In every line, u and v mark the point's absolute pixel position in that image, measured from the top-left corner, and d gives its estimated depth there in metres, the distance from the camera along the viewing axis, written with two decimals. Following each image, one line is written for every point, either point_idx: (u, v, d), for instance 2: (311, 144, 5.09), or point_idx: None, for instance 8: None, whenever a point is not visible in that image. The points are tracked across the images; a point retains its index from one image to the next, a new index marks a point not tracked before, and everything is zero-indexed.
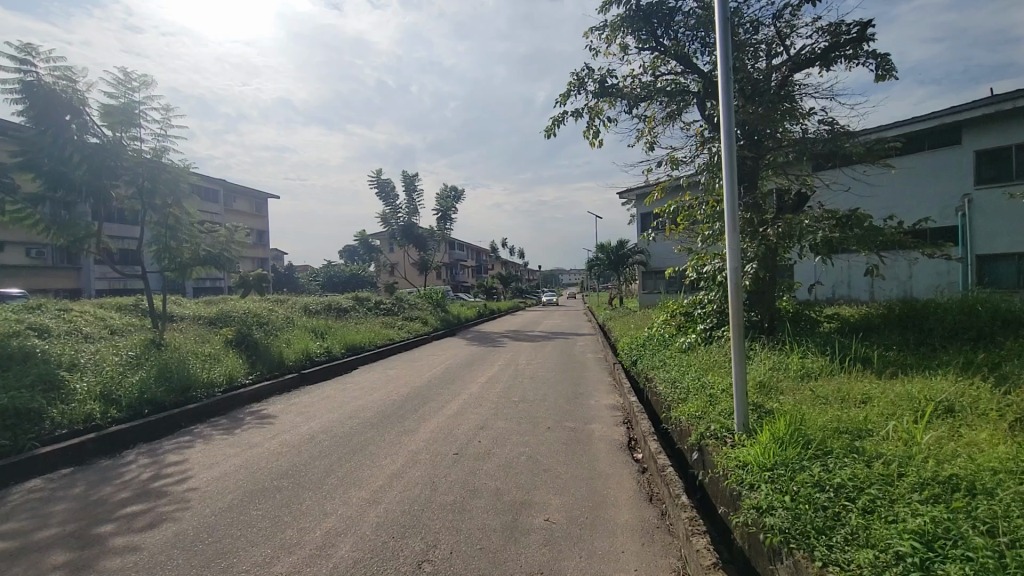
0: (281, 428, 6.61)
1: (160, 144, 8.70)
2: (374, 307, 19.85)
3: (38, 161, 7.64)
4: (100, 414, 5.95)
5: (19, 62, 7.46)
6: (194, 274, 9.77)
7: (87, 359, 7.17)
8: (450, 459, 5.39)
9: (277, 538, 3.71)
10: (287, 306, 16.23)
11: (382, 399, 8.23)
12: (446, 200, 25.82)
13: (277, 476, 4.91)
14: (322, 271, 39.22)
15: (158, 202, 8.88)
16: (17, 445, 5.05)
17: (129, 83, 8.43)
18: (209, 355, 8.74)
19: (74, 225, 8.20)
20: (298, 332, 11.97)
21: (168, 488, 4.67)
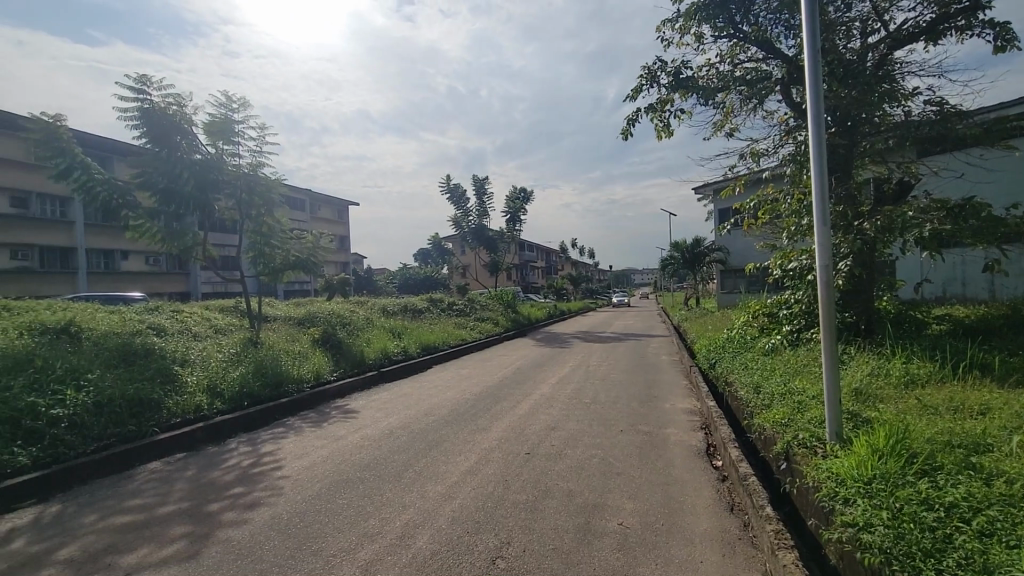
0: (363, 422, 6.98)
1: (256, 159, 9.50)
2: (447, 308, 20.44)
3: (154, 179, 8.59)
4: (207, 405, 6.60)
5: (137, 92, 8.41)
6: (286, 278, 10.56)
7: (196, 356, 7.97)
8: (522, 459, 5.43)
9: (361, 527, 3.92)
10: (367, 308, 17.09)
11: (455, 397, 8.46)
12: (515, 201, 26.06)
13: (360, 468, 5.19)
14: (398, 274, 40.96)
15: (255, 212, 9.71)
16: (141, 430, 5.72)
17: (228, 104, 9.27)
18: (298, 353, 9.41)
19: (184, 235, 9.22)
20: (377, 332, 12.58)
21: (265, 475, 5.08)
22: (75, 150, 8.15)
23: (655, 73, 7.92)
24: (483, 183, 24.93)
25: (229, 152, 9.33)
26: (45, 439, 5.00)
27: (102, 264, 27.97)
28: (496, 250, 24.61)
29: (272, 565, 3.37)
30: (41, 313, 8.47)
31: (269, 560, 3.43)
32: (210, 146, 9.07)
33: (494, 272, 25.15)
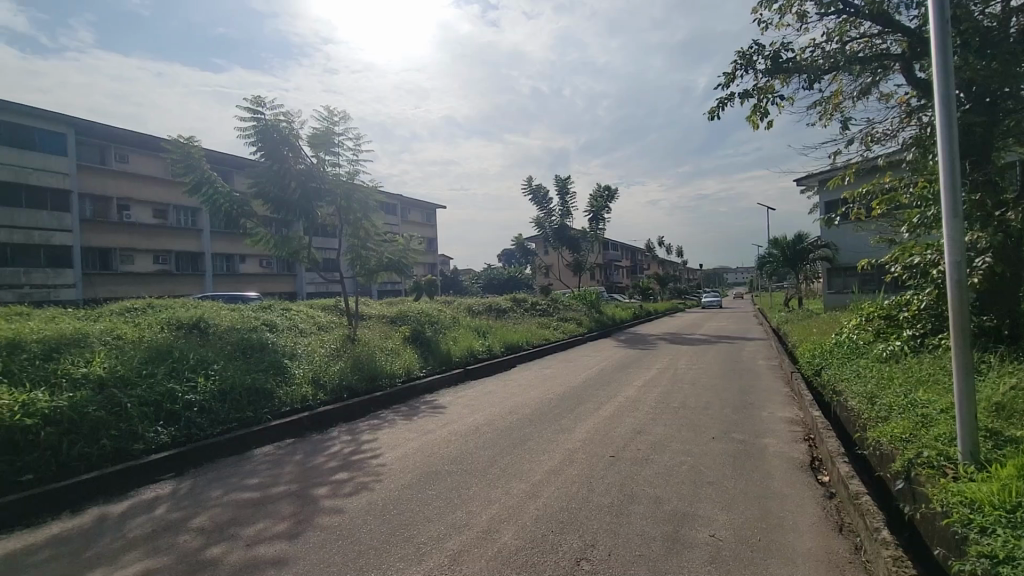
0: (450, 418, 7.23)
1: (354, 167, 10.16)
2: (530, 308, 20.59)
3: (267, 189, 9.48)
4: (311, 396, 7.18)
5: (254, 111, 9.32)
6: (379, 279, 11.20)
7: (303, 350, 8.70)
8: (607, 462, 5.33)
9: (449, 517, 4.07)
10: (453, 307, 17.67)
11: (539, 397, 8.50)
12: (599, 199, 25.66)
13: (448, 461, 5.39)
14: (483, 274, 41.93)
15: (353, 217, 10.40)
16: (257, 417, 6.35)
17: (329, 118, 9.99)
18: (391, 349, 9.95)
19: (290, 240, 10.03)
20: (463, 331, 12.96)
21: (363, 463, 5.43)
22: (203, 166, 9.23)
23: (750, 58, 7.42)
24: (565, 183, 24.83)
25: (330, 162, 10.06)
26: (181, 421, 5.70)
27: (225, 267, 31.40)
28: (579, 250, 24.40)
29: (369, 548, 3.60)
30: (178, 310, 9.68)
31: (366, 543, 3.66)
32: (314, 158, 9.84)
33: (577, 272, 24.95)
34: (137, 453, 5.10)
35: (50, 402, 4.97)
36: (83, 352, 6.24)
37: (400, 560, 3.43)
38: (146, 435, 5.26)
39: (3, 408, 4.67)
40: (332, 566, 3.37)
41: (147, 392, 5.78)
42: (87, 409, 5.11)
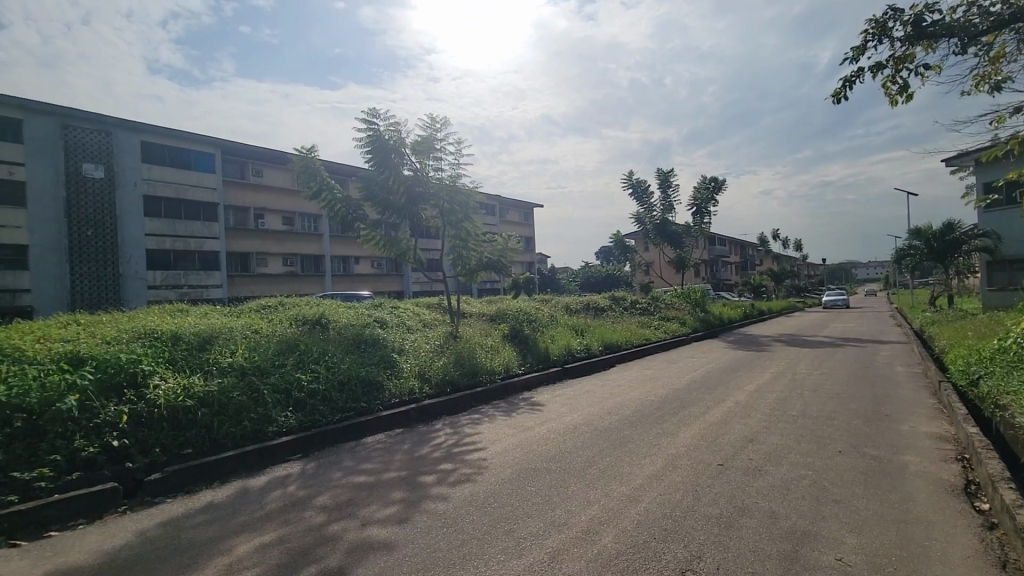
0: (549, 416, 7.25)
1: (455, 171, 10.55)
2: (630, 306, 20.01)
3: (378, 195, 10.17)
4: (418, 389, 7.60)
5: (368, 122, 10.03)
6: (479, 278, 11.54)
7: (410, 346, 9.22)
8: (714, 470, 5.02)
9: (548, 515, 4.08)
10: (551, 306, 17.69)
11: (640, 398, 8.23)
12: (705, 192, 24.26)
13: (547, 459, 5.41)
14: (581, 273, 41.46)
15: (455, 219, 10.82)
16: (370, 407, 6.85)
17: (433, 125, 10.48)
18: (491, 346, 10.20)
19: (398, 241, 10.68)
20: (561, 329, 12.93)
21: (465, 455, 5.62)
22: (323, 175, 10.11)
23: (886, 24, 6.55)
24: (667, 176, 23.79)
25: (434, 168, 10.53)
26: (306, 407, 6.31)
27: (342, 268, 34.25)
28: (682, 246, 23.26)
29: (471, 537, 3.71)
30: (303, 308, 10.72)
31: (468, 533, 3.78)
32: (419, 164, 10.37)
33: (681, 269, 23.80)
34: (270, 434, 5.73)
35: (204, 386, 5.75)
36: (228, 344, 7.13)
37: (501, 553, 3.50)
38: (278, 419, 5.90)
39: (169, 390, 5.48)
40: (438, 551, 3.52)
41: (278, 380, 6.47)
42: (231, 393, 5.84)
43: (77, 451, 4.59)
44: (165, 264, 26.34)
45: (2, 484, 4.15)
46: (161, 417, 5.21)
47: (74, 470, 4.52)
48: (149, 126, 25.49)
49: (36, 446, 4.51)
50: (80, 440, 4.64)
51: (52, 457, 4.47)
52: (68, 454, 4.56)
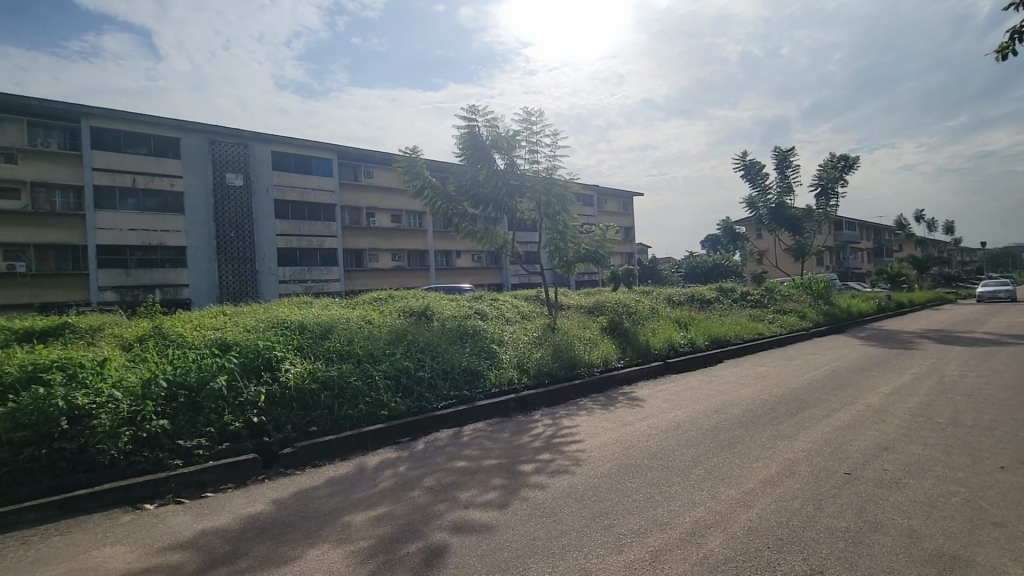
0: (651, 411, 7.02)
1: (552, 162, 10.53)
2: (740, 298, 18.70)
3: (477, 190, 10.46)
4: (517, 380, 7.75)
5: (466, 120, 10.32)
6: (578, 270, 11.43)
7: (509, 337, 9.41)
8: (840, 479, 4.54)
9: (650, 513, 3.95)
10: (652, 298, 17.08)
11: (751, 396, 7.68)
12: (830, 170, 21.88)
13: (649, 455, 5.24)
14: (685, 262, 39.49)
15: (552, 211, 10.83)
16: (472, 395, 7.11)
17: (529, 118, 10.52)
18: (589, 339, 10.09)
19: (495, 235, 10.91)
20: (663, 322, 12.44)
21: (564, 446, 5.63)
22: (425, 174, 10.58)
23: None
24: (786, 155, 21.76)
25: (529, 160, 10.59)
26: (414, 394, 6.71)
27: (445, 261, 35.88)
28: (801, 232, 21.24)
29: (570, 529, 3.71)
30: (410, 300, 11.37)
31: (567, 525, 3.78)
32: (513, 157, 10.49)
33: (799, 257, 21.79)
34: (382, 417, 6.17)
35: (326, 371, 6.33)
36: (346, 333, 7.79)
37: (600, 547, 3.46)
38: (390, 403, 6.33)
39: (297, 374, 6.11)
40: (537, 540, 3.57)
41: (389, 367, 6.94)
42: (349, 378, 6.37)
43: (227, 424, 5.29)
44: (293, 260, 29.20)
45: (171, 449, 4.90)
46: (291, 398, 5.83)
47: (224, 441, 5.21)
48: (279, 137, 28.74)
49: (195, 418, 5.26)
50: (228, 415, 5.34)
51: (207, 429, 5.18)
52: (219, 426, 5.27)
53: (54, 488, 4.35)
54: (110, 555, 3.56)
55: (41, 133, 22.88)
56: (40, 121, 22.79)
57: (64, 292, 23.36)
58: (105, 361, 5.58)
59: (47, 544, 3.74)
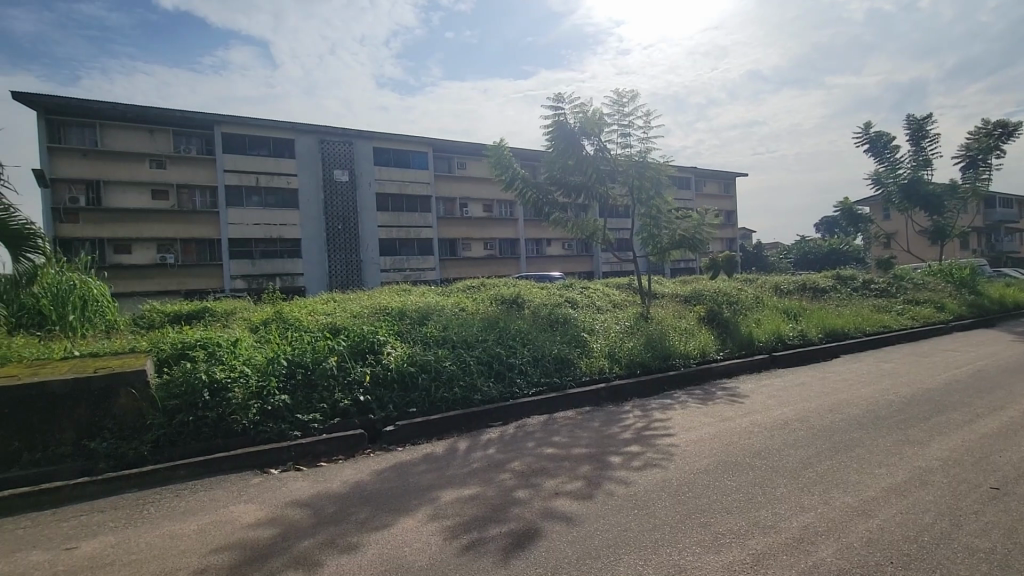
0: (753, 407, 6.58)
1: (646, 144, 10.12)
2: (861, 287, 16.85)
3: (567, 178, 10.35)
4: (608, 369, 7.64)
5: (554, 108, 10.19)
6: (673, 257, 10.95)
7: (600, 326, 9.27)
8: (984, 494, 3.95)
9: (752, 514, 3.72)
10: (756, 286, 15.93)
11: (872, 395, 6.92)
12: (981, 139, 18.89)
13: (750, 454, 4.92)
14: (795, 247, 36.30)
15: (645, 195, 10.44)
16: (562, 383, 7.13)
17: (620, 100, 10.17)
18: (686, 329, 9.65)
19: (587, 222, 10.74)
20: (769, 312, 11.57)
21: (656, 439, 5.46)
22: (514, 167, 10.66)
23: None
24: (922, 123, 19.09)
25: (621, 144, 10.26)
26: (505, 379, 6.87)
27: (536, 250, 36.16)
28: (940, 211, 18.61)
29: (662, 524, 3.60)
30: (502, 288, 11.58)
31: (659, 519, 3.67)
32: (603, 141, 10.23)
33: (935, 240, 19.16)
34: (476, 401, 6.39)
35: (424, 355, 6.67)
36: (441, 319, 8.15)
37: (695, 545, 3.32)
38: (482, 388, 6.54)
39: (398, 357, 6.51)
40: (628, 531, 3.51)
41: (482, 353, 7.16)
42: (445, 363, 6.67)
43: (337, 401, 5.77)
44: (393, 250, 30.97)
45: (291, 422, 5.45)
46: (392, 379, 6.23)
47: (335, 417, 5.70)
48: (380, 134, 30.52)
49: (311, 394, 5.79)
50: (338, 393, 5.83)
51: (321, 405, 5.69)
52: (331, 403, 5.76)
53: (199, 450, 5.02)
54: (242, 511, 4.04)
55: (184, 141, 26.04)
56: (183, 130, 25.93)
57: (204, 281, 26.61)
58: (238, 342, 6.31)
59: (194, 498, 4.33)
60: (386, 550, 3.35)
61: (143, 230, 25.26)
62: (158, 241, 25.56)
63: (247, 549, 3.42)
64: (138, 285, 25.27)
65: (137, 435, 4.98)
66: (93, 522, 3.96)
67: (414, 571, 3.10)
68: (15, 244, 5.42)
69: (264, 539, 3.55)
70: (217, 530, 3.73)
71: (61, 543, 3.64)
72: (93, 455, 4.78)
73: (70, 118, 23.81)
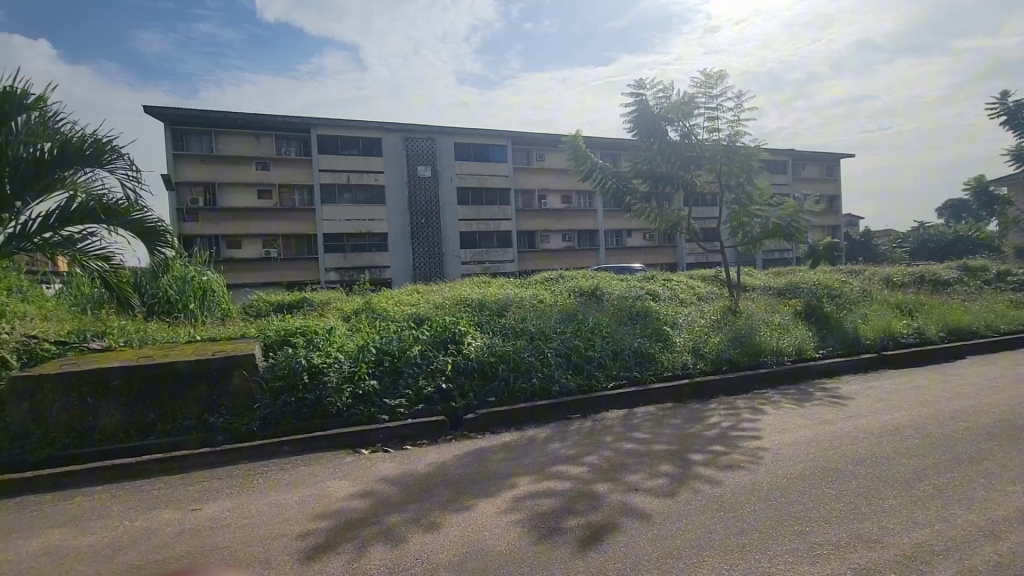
0: (857, 411, 6.02)
1: (736, 128, 9.53)
2: (994, 280, 14.80)
3: (649, 167, 10.01)
4: (692, 365, 7.33)
5: (635, 95, 9.87)
6: (765, 247, 10.24)
7: (683, 319, 8.90)
8: None
9: (854, 526, 3.41)
10: (862, 278, 14.51)
11: (1005, 403, 6.08)
12: None
13: (853, 461, 4.51)
14: (911, 235, 32.55)
15: (734, 182, 9.85)
16: (643, 377, 6.94)
17: (707, 82, 9.64)
18: (779, 324, 9.01)
19: (670, 213, 10.33)
20: (877, 307, 10.50)
21: (744, 439, 5.17)
22: (593, 158, 10.48)
23: None
24: None
25: (708, 128, 9.74)
26: (584, 371, 6.81)
27: (616, 241, 35.45)
28: None
29: (751, 529, 3.40)
30: (580, 280, 11.46)
31: (747, 523, 3.48)
32: (688, 126, 9.75)
33: None
34: (554, 392, 6.40)
35: (503, 346, 6.79)
36: (520, 311, 8.24)
37: (788, 554, 3.11)
38: (561, 380, 6.54)
39: (478, 347, 6.68)
40: (713, 533, 3.36)
41: (560, 345, 7.16)
42: (523, 354, 6.74)
43: (421, 388, 6.04)
44: (474, 243, 31.71)
45: (379, 406, 5.77)
46: (473, 368, 6.41)
47: (420, 403, 5.96)
48: (462, 129, 31.30)
49: (397, 380, 6.10)
50: (422, 380, 6.09)
51: (407, 391, 5.98)
52: (416, 389, 6.04)
53: (300, 428, 5.47)
54: (336, 486, 4.36)
55: (285, 144, 28.25)
56: (284, 134, 28.13)
57: (303, 273, 28.78)
58: (332, 330, 6.79)
59: (296, 472, 4.73)
60: (466, 532, 3.46)
61: (252, 227, 27.73)
62: (264, 236, 27.95)
63: (341, 521, 3.68)
64: (248, 277, 27.84)
65: (247, 412, 5.52)
66: (213, 488, 4.45)
67: (494, 555, 3.18)
68: (150, 238, 6.13)
69: (355, 513, 3.80)
70: (315, 502, 4.05)
71: (188, 504, 4.14)
72: (212, 428, 5.35)
73: (191, 127, 26.60)
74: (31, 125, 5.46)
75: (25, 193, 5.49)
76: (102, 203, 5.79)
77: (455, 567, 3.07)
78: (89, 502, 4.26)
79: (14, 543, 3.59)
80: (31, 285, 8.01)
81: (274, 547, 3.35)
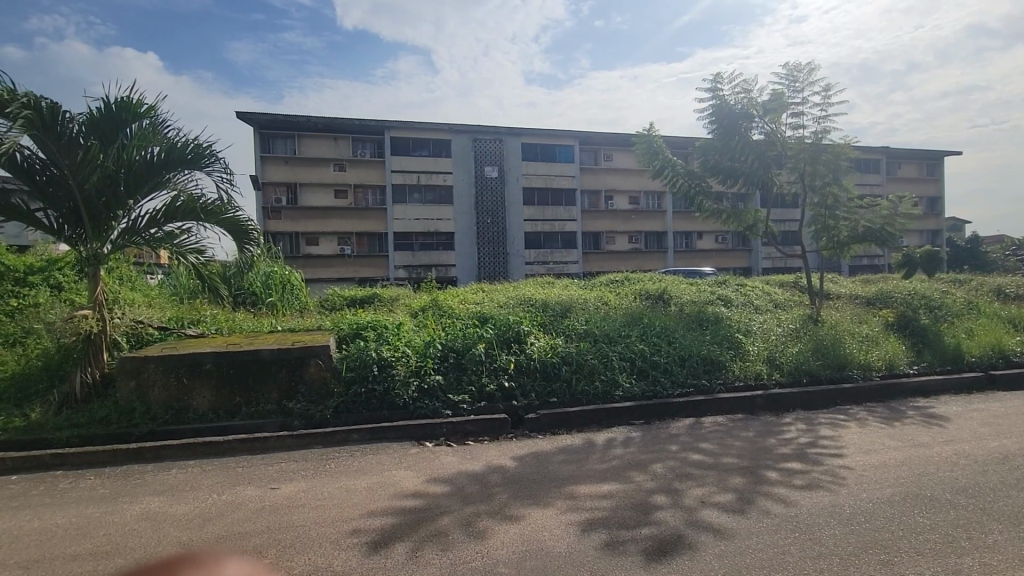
0: (958, 435, 5.42)
1: (823, 125, 8.92)
2: None
3: (725, 164, 9.53)
4: (766, 376, 6.91)
5: (712, 90, 9.44)
6: (853, 252, 9.50)
7: (757, 326, 8.43)
8: None
9: (950, 560, 3.08)
10: (967, 289, 13.14)
11: None
12: None
13: (951, 489, 4.06)
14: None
15: (818, 182, 9.20)
16: (711, 386, 6.64)
17: (791, 75, 9.07)
18: (866, 336, 8.32)
19: (745, 213, 9.79)
20: (984, 321, 9.42)
21: (824, 458, 4.80)
22: (665, 154, 9.99)
23: None
24: None
25: (792, 124, 9.16)
26: (649, 378, 6.61)
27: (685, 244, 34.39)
28: None
29: (830, 554, 3.15)
30: (647, 283, 11.15)
31: (826, 547, 3.23)
32: (770, 123, 9.23)
33: None
34: (616, 397, 6.27)
35: (566, 348, 6.75)
36: (584, 313, 8.15)
37: None
38: (624, 384, 6.38)
39: (541, 347, 6.68)
40: (788, 555, 3.15)
41: (624, 349, 7.00)
42: (586, 356, 6.66)
43: (484, 385, 6.12)
44: (539, 243, 31.76)
45: (443, 400, 5.90)
46: (535, 368, 6.42)
47: (482, 400, 6.03)
48: (529, 130, 31.56)
49: (462, 376, 6.22)
50: (485, 378, 6.16)
51: (469, 388, 6.07)
52: (479, 386, 6.12)
53: (369, 418, 5.70)
54: (401, 476, 4.50)
55: (360, 147, 29.62)
56: (360, 137, 29.54)
57: (375, 269, 30.03)
58: (401, 325, 7.02)
59: (364, 460, 4.94)
60: (527, 532, 3.45)
61: (329, 225, 29.29)
62: (339, 234, 29.43)
63: (405, 511, 3.79)
64: (324, 273, 29.47)
65: (322, 400, 5.82)
66: (289, 470, 4.73)
67: (553, 556, 3.16)
68: (239, 236, 6.66)
69: (419, 504, 3.91)
70: (382, 490, 4.19)
71: (267, 483, 4.42)
72: (290, 414, 5.67)
73: (276, 131, 28.39)
74: (142, 131, 6.02)
75: (137, 193, 6.11)
76: (200, 204, 6.34)
77: (514, 565, 3.08)
78: (184, 474, 4.67)
79: (121, 507, 4.00)
80: (138, 276, 8.87)
81: (345, 530, 3.51)
